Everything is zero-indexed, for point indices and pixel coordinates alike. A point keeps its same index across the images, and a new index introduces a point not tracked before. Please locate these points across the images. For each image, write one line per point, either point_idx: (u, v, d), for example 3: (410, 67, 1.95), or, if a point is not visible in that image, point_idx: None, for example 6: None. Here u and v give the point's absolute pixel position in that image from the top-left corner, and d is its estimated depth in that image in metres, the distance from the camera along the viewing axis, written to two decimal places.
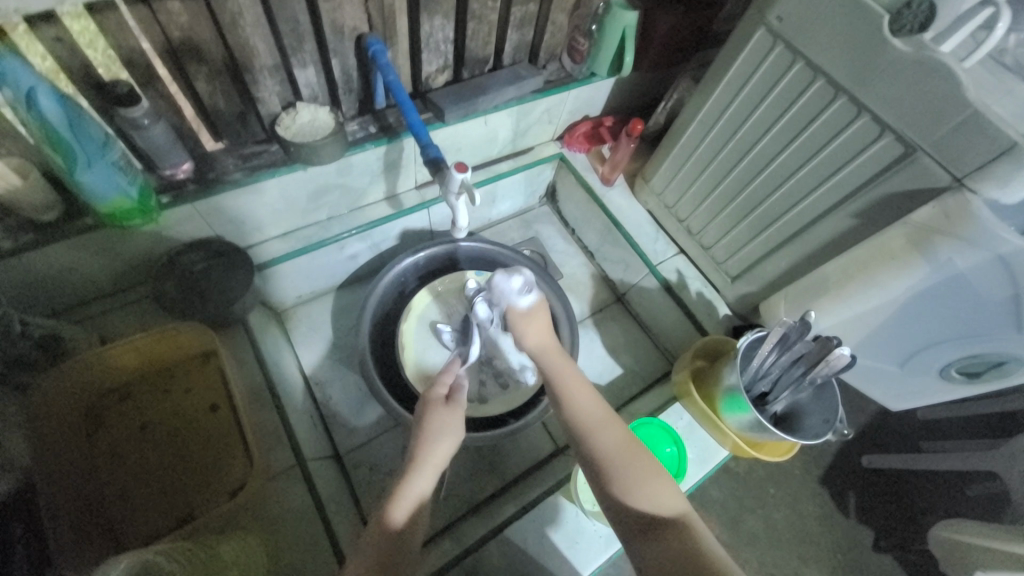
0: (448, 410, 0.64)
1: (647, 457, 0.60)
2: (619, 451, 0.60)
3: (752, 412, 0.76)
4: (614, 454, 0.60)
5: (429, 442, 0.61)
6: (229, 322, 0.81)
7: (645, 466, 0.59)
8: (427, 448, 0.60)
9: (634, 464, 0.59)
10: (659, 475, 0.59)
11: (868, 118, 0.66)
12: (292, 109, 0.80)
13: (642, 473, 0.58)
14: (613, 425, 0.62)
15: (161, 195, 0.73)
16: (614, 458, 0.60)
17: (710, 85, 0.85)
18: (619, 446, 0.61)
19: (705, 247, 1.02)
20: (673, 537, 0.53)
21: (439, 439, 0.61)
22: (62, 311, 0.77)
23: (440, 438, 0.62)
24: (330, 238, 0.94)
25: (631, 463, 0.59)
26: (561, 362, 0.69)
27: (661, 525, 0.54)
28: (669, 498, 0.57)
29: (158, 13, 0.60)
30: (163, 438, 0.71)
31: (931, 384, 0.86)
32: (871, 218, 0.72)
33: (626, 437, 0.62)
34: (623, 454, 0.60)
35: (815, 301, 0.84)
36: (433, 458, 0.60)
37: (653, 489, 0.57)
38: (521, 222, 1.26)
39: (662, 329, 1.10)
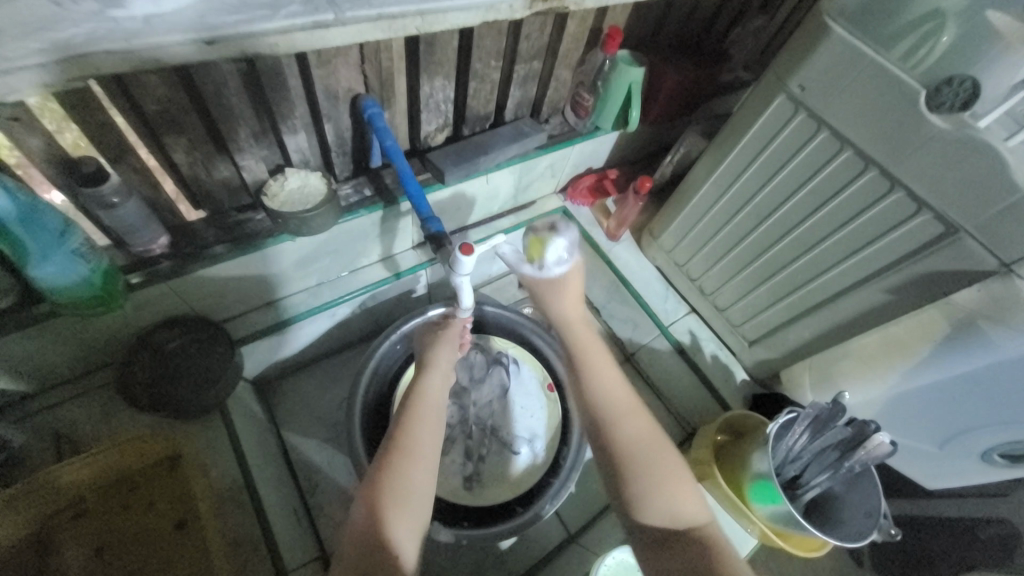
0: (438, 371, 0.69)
1: (673, 453, 0.60)
2: (646, 437, 0.61)
3: (786, 505, 0.69)
4: (637, 447, 0.60)
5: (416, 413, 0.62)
6: (204, 410, 0.73)
7: (669, 462, 0.59)
8: (419, 410, 0.63)
9: (661, 462, 0.58)
10: (682, 480, 0.58)
11: (902, 194, 0.62)
12: (280, 174, 0.74)
13: (665, 474, 0.58)
14: (641, 416, 0.63)
15: (130, 274, 0.66)
16: (642, 444, 0.60)
17: (722, 147, 0.81)
18: (647, 436, 0.61)
19: (719, 308, 0.97)
20: (685, 546, 0.52)
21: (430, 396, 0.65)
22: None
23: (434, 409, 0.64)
24: (321, 306, 0.87)
25: (654, 462, 0.59)
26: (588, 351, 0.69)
27: (673, 532, 0.54)
28: (693, 507, 0.56)
29: (131, 87, 0.55)
30: (123, 565, 0.61)
31: (976, 470, 0.77)
32: (906, 294, 0.68)
33: (657, 431, 0.62)
34: (648, 449, 0.60)
35: (839, 372, 0.79)
36: (432, 426, 0.62)
37: (676, 493, 0.57)
38: None
39: (667, 382, 0.99)
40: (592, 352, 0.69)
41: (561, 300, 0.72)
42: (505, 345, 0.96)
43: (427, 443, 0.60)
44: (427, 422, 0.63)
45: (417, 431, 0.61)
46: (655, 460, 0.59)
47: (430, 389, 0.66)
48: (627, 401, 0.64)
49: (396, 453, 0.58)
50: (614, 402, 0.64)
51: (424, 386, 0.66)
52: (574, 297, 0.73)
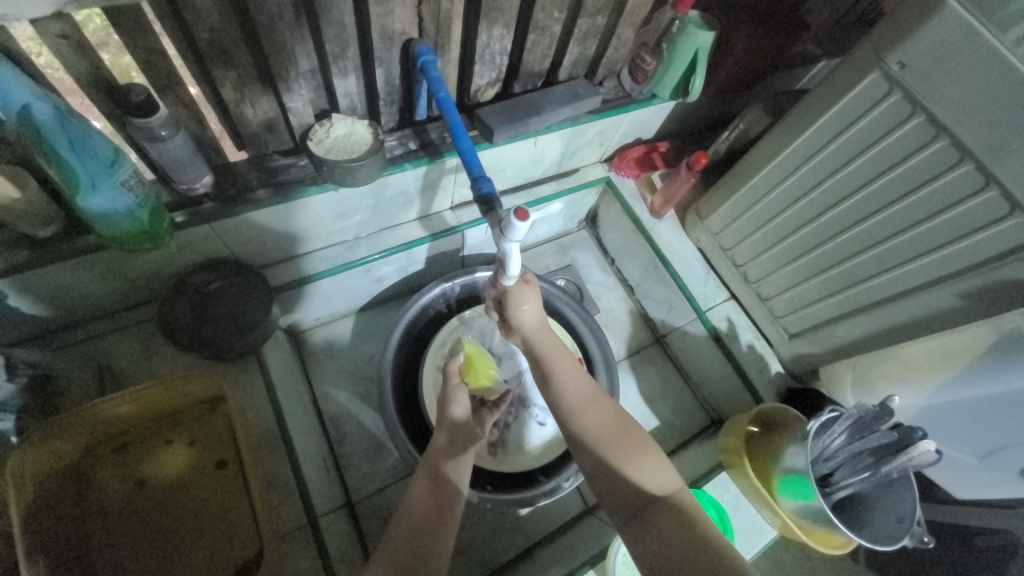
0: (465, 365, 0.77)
1: (640, 435, 0.64)
2: (609, 423, 0.64)
3: (818, 502, 0.68)
4: (601, 429, 0.64)
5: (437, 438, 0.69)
6: (241, 355, 0.73)
7: (634, 441, 0.62)
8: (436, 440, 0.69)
9: (621, 441, 0.62)
10: (655, 456, 0.61)
11: (998, 193, 0.57)
12: (326, 120, 0.71)
13: (628, 449, 0.61)
14: (602, 405, 0.67)
15: (175, 213, 0.65)
16: (605, 433, 0.63)
17: (794, 127, 0.75)
18: (610, 423, 0.65)
19: (762, 297, 0.94)
20: (662, 517, 0.55)
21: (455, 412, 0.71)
22: (41, 334, 0.68)
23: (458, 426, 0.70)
24: (356, 261, 0.86)
25: (616, 441, 0.62)
26: (548, 351, 0.72)
27: (652, 504, 0.56)
28: (661, 476, 0.59)
29: (183, 12, 0.52)
30: (162, 498, 0.63)
31: (1018, 486, 0.73)
32: (980, 301, 0.64)
33: (614, 413, 0.66)
34: (608, 432, 0.63)
35: (879, 367, 0.77)
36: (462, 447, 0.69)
37: (641, 465, 0.60)
38: (557, 247, 1.16)
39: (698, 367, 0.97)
40: (553, 349, 0.73)
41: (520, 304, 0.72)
42: None
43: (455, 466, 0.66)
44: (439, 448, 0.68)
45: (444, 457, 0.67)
46: (617, 439, 0.62)
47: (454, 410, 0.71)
48: (583, 386, 0.69)
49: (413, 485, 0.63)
50: (572, 394, 0.68)
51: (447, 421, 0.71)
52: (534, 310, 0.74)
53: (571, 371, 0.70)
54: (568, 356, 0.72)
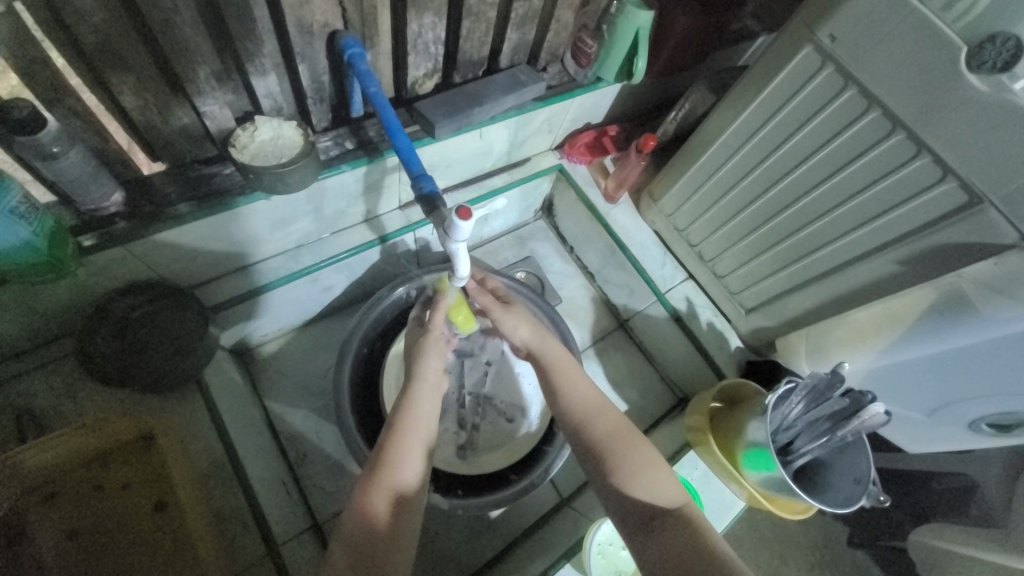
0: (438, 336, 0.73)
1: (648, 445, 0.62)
2: (618, 433, 0.63)
3: (779, 472, 0.70)
4: (610, 439, 0.62)
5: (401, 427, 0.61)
6: (179, 382, 0.68)
7: (646, 453, 0.61)
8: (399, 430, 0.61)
9: (635, 450, 0.61)
10: (660, 465, 0.60)
11: (929, 160, 0.59)
12: (249, 123, 0.66)
13: (643, 461, 0.60)
14: (611, 413, 0.65)
15: (81, 237, 0.59)
16: (614, 442, 0.62)
17: (736, 105, 0.75)
18: (619, 432, 0.63)
19: (717, 275, 0.95)
20: (675, 528, 0.54)
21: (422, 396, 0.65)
22: None
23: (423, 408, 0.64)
24: (301, 271, 0.81)
25: (630, 451, 0.61)
26: (556, 364, 0.71)
27: (663, 515, 0.55)
28: (667, 487, 0.58)
29: (61, 12, 0.46)
30: (97, 548, 0.58)
31: (961, 436, 0.77)
32: (918, 266, 0.66)
33: (624, 422, 0.64)
34: (619, 442, 0.62)
35: (830, 335, 0.79)
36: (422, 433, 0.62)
37: (651, 478, 0.59)
38: (514, 239, 1.14)
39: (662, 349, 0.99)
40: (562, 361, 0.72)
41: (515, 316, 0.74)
42: None
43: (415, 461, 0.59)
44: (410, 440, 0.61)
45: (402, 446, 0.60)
46: (629, 449, 0.61)
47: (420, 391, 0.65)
48: (592, 396, 0.67)
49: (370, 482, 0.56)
50: (580, 405, 0.66)
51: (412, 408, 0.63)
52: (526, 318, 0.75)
53: (581, 383, 0.69)
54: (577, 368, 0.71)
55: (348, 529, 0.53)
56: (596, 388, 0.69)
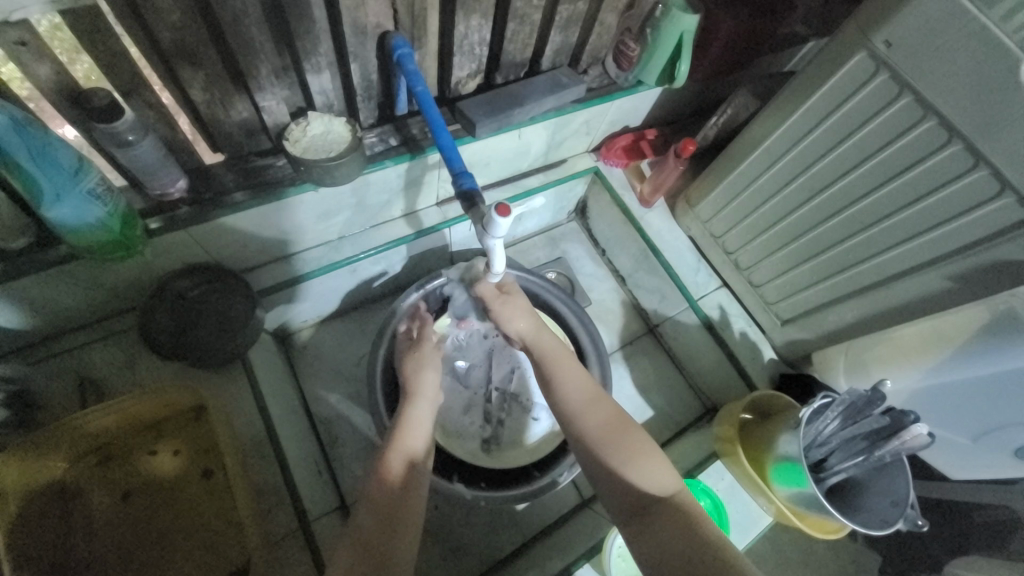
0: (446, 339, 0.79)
1: (638, 435, 0.62)
2: (610, 422, 0.63)
3: (811, 488, 0.68)
4: (601, 428, 0.63)
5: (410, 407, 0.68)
6: (226, 360, 0.72)
7: (636, 442, 0.61)
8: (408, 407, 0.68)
9: (623, 440, 0.61)
10: (655, 455, 0.60)
11: (987, 173, 0.56)
12: (302, 118, 0.69)
13: (630, 450, 0.60)
14: (603, 402, 0.65)
15: (149, 219, 0.64)
16: (605, 431, 0.62)
17: (781, 111, 0.74)
18: (611, 420, 0.64)
19: (753, 284, 0.93)
20: (663, 518, 0.54)
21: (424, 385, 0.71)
22: (20, 347, 0.67)
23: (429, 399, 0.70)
24: (341, 261, 0.85)
25: (619, 440, 0.61)
26: (551, 353, 0.71)
27: (653, 505, 0.55)
28: (661, 476, 0.58)
29: (145, 12, 0.50)
30: (151, 509, 0.62)
31: (1010, 464, 0.73)
32: (970, 284, 0.63)
33: (615, 411, 0.65)
34: (609, 431, 0.62)
35: (870, 351, 0.76)
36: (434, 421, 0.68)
37: (643, 467, 0.58)
38: (546, 240, 1.15)
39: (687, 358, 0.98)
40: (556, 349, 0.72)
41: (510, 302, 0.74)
42: None
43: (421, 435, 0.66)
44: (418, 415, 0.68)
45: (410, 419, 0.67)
46: (619, 438, 0.61)
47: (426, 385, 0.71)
48: (584, 385, 0.67)
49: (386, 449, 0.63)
50: (574, 394, 0.67)
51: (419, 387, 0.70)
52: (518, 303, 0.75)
53: (573, 372, 0.69)
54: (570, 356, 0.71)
55: (368, 495, 0.58)
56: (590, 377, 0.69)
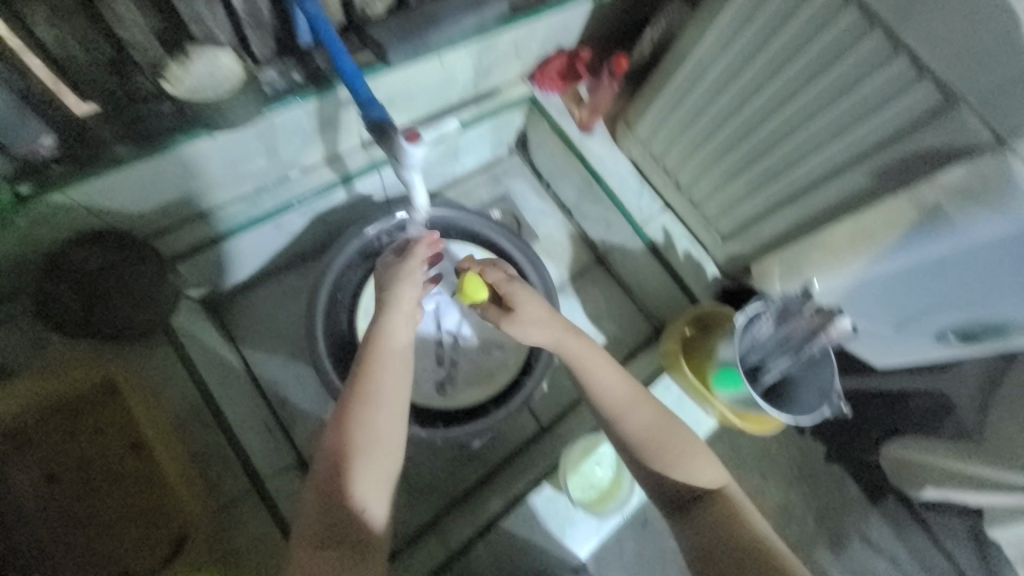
0: (406, 310, 0.63)
1: (691, 436, 0.65)
2: (655, 427, 0.64)
3: (749, 389, 0.73)
4: (644, 429, 0.64)
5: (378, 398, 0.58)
6: (146, 333, 0.70)
7: (688, 442, 0.64)
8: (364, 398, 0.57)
9: (676, 440, 0.63)
10: (698, 450, 0.64)
11: (906, 60, 0.56)
12: (179, 54, 0.59)
13: (676, 455, 0.62)
14: (645, 403, 0.65)
15: (19, 184, 0.57)
16: (654, 434, 0.63)
17: (713, 9, 0.70)
18: (652, 423, 0.64)
19: (694, 203, 0.94)
20: (713, 510, 0.60)
21: (388, 363, 0.60)
22: None
23: (373, 431, 0.57)
24: (262, 215, 0.79)
25: (668, 442, 0.63)
26: (579, 354, 0.66)
27: (701, 497, 0.61)
28: (709, 471, 0.62)
29: None
30: (81, 488, 0.60)
31: (925, 347, 0.80)
32: (889, 178, 0.64)
33: (662, 411, 0.65)
34: (658, 431, 0.64)
35: (806, 260, 0.77)
36: (384, 449, 0.57)
37: (692, 464, 0.62)
38: (489, 178, 1.09)
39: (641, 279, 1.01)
40: (584, 349, 0.66)
41: (525, 305, 0.66)
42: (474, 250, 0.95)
43: (390, 431, 0.58)
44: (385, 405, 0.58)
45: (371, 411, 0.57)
46: (666, 443, 0.63)
47: (366, 411, 0.57)
48: (625, 392, 0.65)
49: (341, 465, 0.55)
50: (609, 397, 0.65)
51: (381, 366, 0.59)
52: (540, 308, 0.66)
53: (604, 372, 0.65)
54: (599, 351, 0.67)
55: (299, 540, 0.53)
56: (630, 377, 0.67)
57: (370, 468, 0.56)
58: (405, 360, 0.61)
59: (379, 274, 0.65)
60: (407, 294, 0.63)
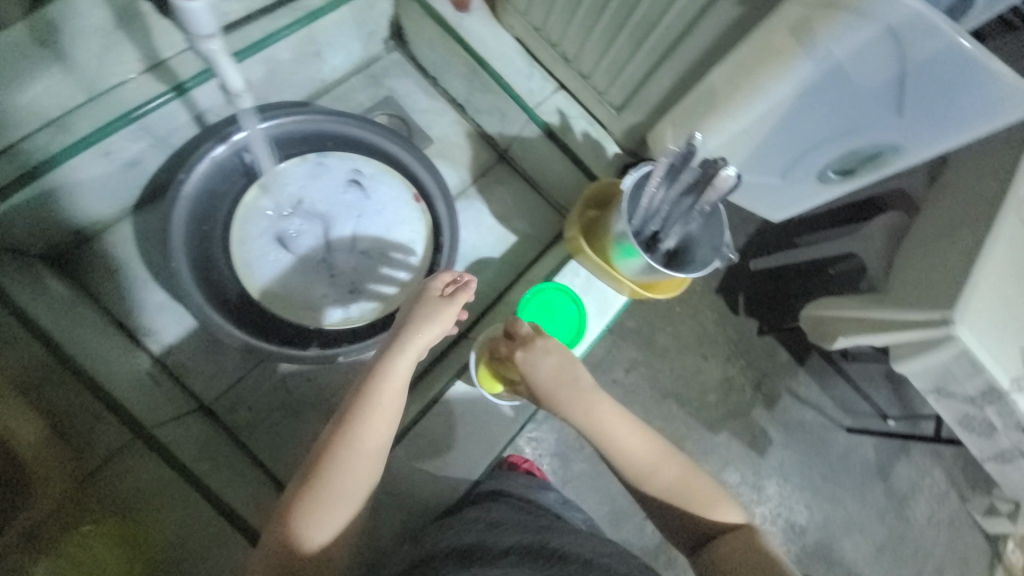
0: (411, 352, 0.61)
1: (705, 480, 0.62)
2: (677, 483, 0.61)
3: (643, 258, 0.72)
4: (666, 488, 0.61)
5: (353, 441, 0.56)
6: None
7: (709, 495, 0.61)
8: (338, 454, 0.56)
9: (688, 489, 0.61)
10: (719, 496, 0.61)
11: None
12: None
13: (696, 496, 0.60)
14: (667, 461, 0.62)
15: None
16: (672, 494, 0.61)
17: None
18: (657, 454, 0.63)
19: (584, 75, 0.86)
20: (728, 540, 0.57)
21: (373, 411, 0.58)
22: None
23: (341, 476, 0.55)
24: (78, 142, 0.66)
25: (687, 493, 0.61)
26: (607, 410, 0.63)
27: (717, 533, 0.58)
28: (731, 511, 0.60)
29: None
30: None
31: (811, 192, 0.82)
32: (757, 2, 0.62)
33: (677, 461, 0.63)
34: (677, 486, 0.61)
35: (699, 117, 0.73)
36: (341, 501, 0.55)
37: (713, 506, 0.60)
38: (366, 79, 0.98)
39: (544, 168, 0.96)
40: (613, 411, 0.64)
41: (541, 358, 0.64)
42: (359, 160, 0.87)
43: (354, 482, 0.56)
44: (361, 450, 0.57)
45: (340, 460, 0.56)
46: (686, 498, 0.60)
47: (342, 456, 0.56)
48: (646, 447, 0.63)
49: (303, 505, 0.54)
50: (633, 460, 0.62)
51: (368, 420, 0.57)
52: (563, 363, 0.65)
53: (631, 432, 0.63)
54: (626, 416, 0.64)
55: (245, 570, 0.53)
56: (654, 435, 0.64)
57: (327, 515, 0.54)
58: (396, 405, 0.59)
59: (406, 308, 0.64)
60: (414, 340, 0.61)
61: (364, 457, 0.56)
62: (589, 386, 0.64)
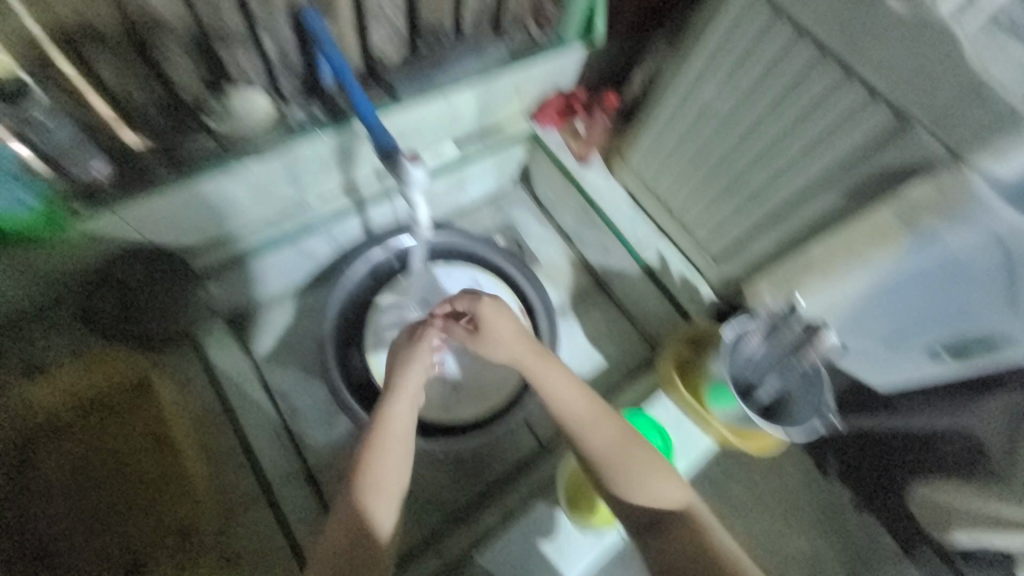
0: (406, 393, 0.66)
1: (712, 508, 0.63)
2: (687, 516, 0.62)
3: (740, 405, 0.76)
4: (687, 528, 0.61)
5: (382, 452, 0.62)
6: (172, 339, 0.80)
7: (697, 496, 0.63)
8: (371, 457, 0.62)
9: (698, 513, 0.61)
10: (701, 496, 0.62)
11: (859, 88, 0.61)
12: (220, 94, 0.70)
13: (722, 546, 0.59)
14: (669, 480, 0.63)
15: None
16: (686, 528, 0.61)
17: (690, 47, 0.77)
18: (654, 474, 0.63)
19: (687, 228, 0.98)
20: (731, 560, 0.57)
21: (392, 420, 0.64)
22: None
23: (375, 481, 0.61)
24: (286, 235, 0.86)
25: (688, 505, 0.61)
26: (604, 432, 0.65)
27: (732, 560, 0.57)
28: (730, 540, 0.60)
29: None
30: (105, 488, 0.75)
31: (923, 365, 0.83)
32: (859, 197, 0.69)
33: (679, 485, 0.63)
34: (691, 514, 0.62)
35: (800, 281, 0.79)
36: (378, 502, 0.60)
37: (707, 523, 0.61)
38: (493, 207, 1.17)
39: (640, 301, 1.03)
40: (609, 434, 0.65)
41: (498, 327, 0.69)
42: (481, 276, 0.99)
43: (386, 482, 0.61)
44: (389, 451, 0.63)
45: (373, 462, 0.62)
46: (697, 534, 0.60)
47: (371, 460, 0.62)
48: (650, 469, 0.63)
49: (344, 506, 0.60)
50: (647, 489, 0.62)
51: (387, 427, 0.64)
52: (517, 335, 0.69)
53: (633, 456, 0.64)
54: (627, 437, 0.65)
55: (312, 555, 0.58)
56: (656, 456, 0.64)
57: (372, 501, 0.60)
58: (407, 417, 0.65)
59: (391, 355, 0.70)
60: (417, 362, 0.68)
61: (393, 456, 0.63)
62: (593, 406, 0.66)
